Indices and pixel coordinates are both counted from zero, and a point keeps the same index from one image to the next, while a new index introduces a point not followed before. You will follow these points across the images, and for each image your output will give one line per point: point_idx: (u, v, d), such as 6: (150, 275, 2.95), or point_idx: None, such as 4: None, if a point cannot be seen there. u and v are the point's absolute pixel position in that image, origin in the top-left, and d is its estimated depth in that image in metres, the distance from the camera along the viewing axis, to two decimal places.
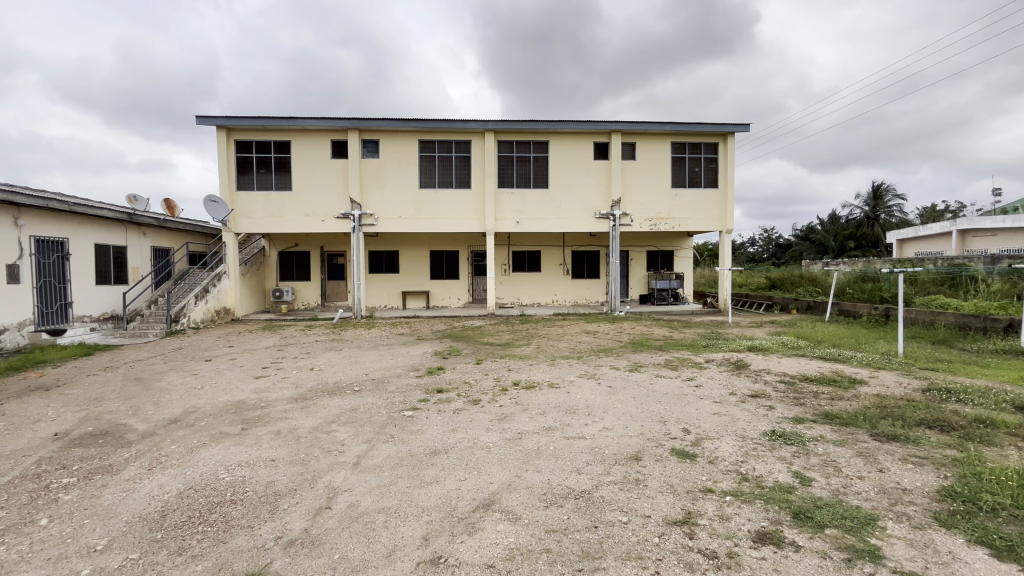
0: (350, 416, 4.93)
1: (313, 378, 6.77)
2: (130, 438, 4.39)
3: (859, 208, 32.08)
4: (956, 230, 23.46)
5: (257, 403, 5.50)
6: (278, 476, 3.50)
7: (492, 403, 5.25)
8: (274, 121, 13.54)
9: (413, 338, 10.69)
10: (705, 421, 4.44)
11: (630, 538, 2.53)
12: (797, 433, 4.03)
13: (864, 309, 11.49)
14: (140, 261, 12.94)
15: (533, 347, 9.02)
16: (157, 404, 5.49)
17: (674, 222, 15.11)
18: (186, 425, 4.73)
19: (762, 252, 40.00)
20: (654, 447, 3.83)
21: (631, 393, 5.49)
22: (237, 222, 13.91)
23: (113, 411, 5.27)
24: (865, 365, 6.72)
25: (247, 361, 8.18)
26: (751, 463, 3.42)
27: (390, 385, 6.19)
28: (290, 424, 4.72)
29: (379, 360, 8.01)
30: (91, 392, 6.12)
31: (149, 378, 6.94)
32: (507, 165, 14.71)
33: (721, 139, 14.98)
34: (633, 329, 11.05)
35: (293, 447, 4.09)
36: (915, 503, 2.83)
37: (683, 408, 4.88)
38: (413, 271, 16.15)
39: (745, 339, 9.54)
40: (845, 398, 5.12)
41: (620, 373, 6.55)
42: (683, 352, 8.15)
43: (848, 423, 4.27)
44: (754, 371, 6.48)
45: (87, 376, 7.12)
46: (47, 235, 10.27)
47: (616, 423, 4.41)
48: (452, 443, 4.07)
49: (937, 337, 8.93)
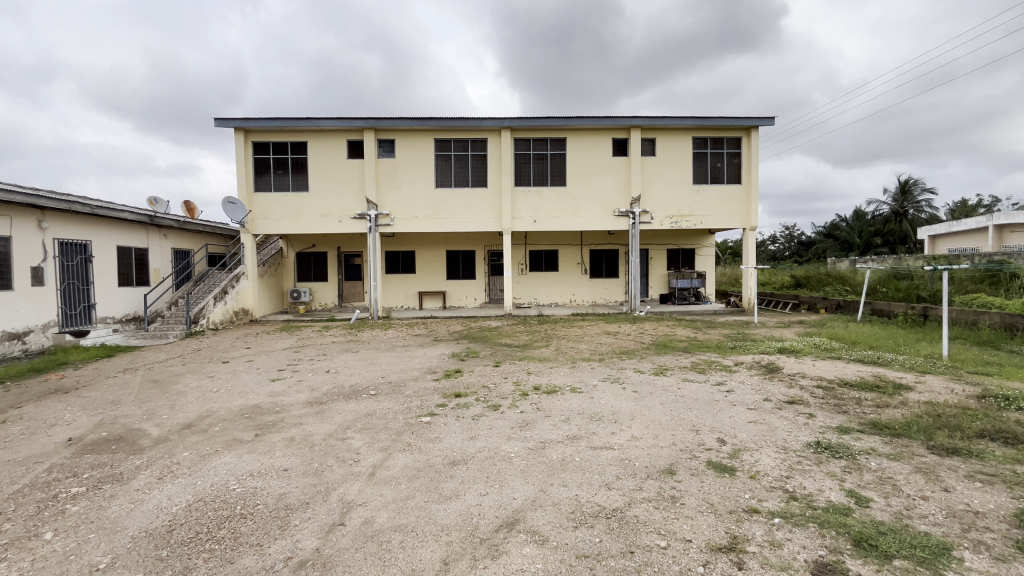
0: (366, 422, 4.77)
1: (329, 381, 6.64)
2: (141, 444, 4.28)
3: (885, 204, 31.10)
4: (992, 225, 22.52)
5: (272, 408, 5.37)
6: (290, 488, 3.33)
7: (513, 409, 5.03)
8: (291, 122, 13.53)
9: (430, 339, 10.56)
10: (742, 430, 4.15)
11: (670, 567, 2.29)
12: (844, 445, 3.72)
13: (899, 308, 10.93)
14: (162, 263, 13.08)
15: (552, 349, 8.78)
16: (172, 408, 5.40)
17: (697, 219, 14.65)
18: (198, 431, 4.61)
19: (784, 250, 38.93)
20: (688, 459, 3.56)
21: (659, 399, 5.20)
22: (255, 223, 13.97)
23: (128, 415, 5.20)
24: (908, 369, 6.32)
25: (263, 363, 8.12)
26: (797, 479, 3.14)
27: (406, 389, 6.00)
28: (305, 430, 4.57)
29: (396, 362, 7.87)
30: (109, 394, 6.10)
31: (166, 380, 6.89)
32: (524, 164, 14.47)
33: (744, 134, 14.52)
34: (656, 330, 10.73)
35: (306, 456, 3.92)
36: (991, 530, 2.52)
37: (715, 415, 4.58)
38: (428, 271, 16.03)
39: (774, 340, 9.16)
40: (893, 406, 4.75)
41: (645, 377, 6.26)
42: (710, 354, 7.83)
43: (900, 434, 3.94)
44: (788, 375, 6.14)
45: (105, 378, 7.10)
46: (71, 238, 10.42)
47: (645, 432, 4.15)
48: (472, 452, 3.86)
49: (981, 338, 8.45)
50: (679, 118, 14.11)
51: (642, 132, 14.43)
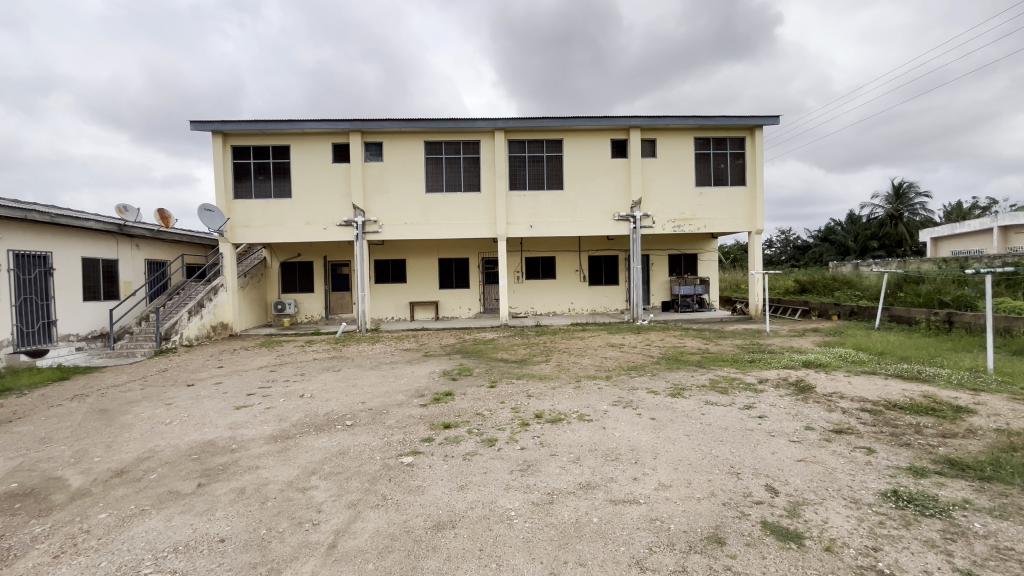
0: (336, 464, 3.96)
1: (300, 409, 5.80)
2: (52, 502, 3.46)
3: (880, 207, 30.81)
4: (996, 226, 22.10)
5: (227, 446, 4.55)
6: (222, 572, 2.54)
7: (512, 445, 4.22)
8: (271, 125, 12.76)
9: (420, 354, 9.73)
10: (793, 473, 3.38)
11: None
12: (929, 496, 2.96)
13: (921, 314, 10.30)
14: (134, 275, 12.22)
15: (553, 364, 8.02)
16: (109, 448, 4.57)
17: (700, 222, 14.00)
18: (130, 481, 3.79)
19: (780, 254, 38.58)
20: (736, 520, 2.78)
21: (683, 429, 4.43)
22: (234, 231, 13.17)
23: (53, 458, 4.36)
24: (958, 387, 5.52)
25: (232, 386, 7.27)
26: (890, 555, 2.38)
27: (387, 419, 5.17)
28: (259, 478, 3.75)
29: (380, 384, 7.04)
30: (41, 430, 5.23)
31: (115, 409, 6.02)
32: (518, 166, 13.78)
33: (748, 133, 13.91)
34: (664, 342, 9.97)
35: (253, 517, 3.11)
36: None
37: (755, 452, 3.81)
38: (420, 280, 15.24)
39: (794, 350, 8.42)
40: (962, 437, 3.99)
41: (662, 400, 5.48)
42: (728, 369, 7.08)
43: (991, 477, 3.19)
44: (824, 395, 5.37)
45: (47, 407, 6.23)
46: (28, 250, 9.56)
47: (676, 478, 3.38)
48: (462, 510, 3.07)
49: (1020, 347, 7.73)
50: (680, 118, 13.50)
51: (642, 132, 13.80)
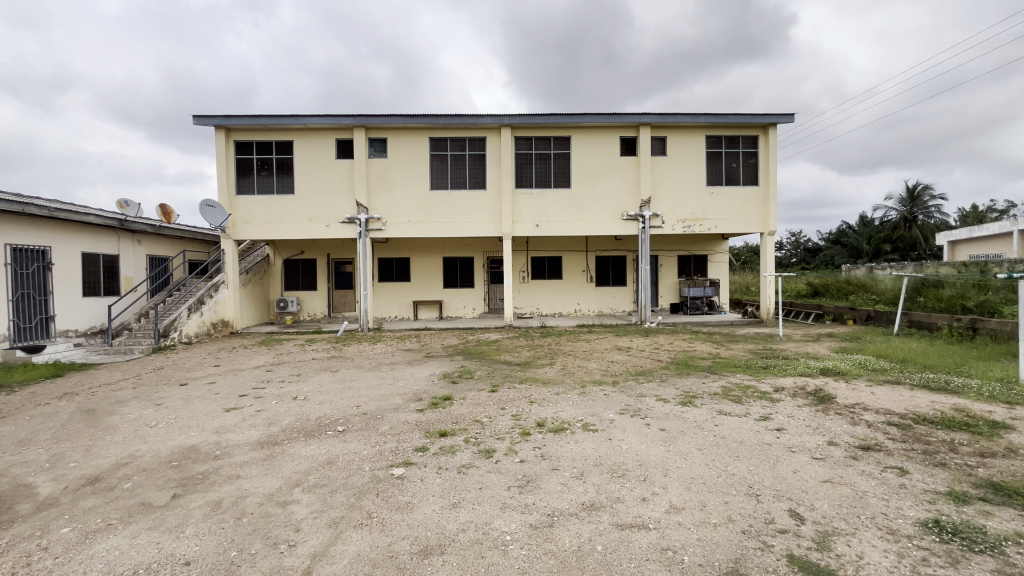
0: (321, 475, 3.70)
1: (292, 412, 5.55)
2: (16, 512, 3.22)
3: (895, 209, 30.14)
4: (1016, 230, 21.45)
5: (210, 452, 4.30)
6: None
7: (511, 457, 3.93)
8: (275, 120, 12.58)
9: (421, 355, 9.47)
10: (819, 497, 3.06)
11: None
12: (976, 528, 2.64)
13: (943, 320, 9.87)
14: (134, 270, 12.08)
15: (557, 368, 7.72)
16: (88, 453, 4.33)
17: (711, 223, 13.62)
18: (102, 490, 3.55)
19: (790, 257, 37.97)
20: (758, 553, 2.48)
21: (695, 442, 4.12)
22: (236, 228, 12.98)
23: (26, 463, 4.12)
24: (990, 400, 5.15)
25: (226, 386, 7.04)
26: None
27: (380, 425, 4.90)
28: (238, 489, 3.50)
29: (376, 386, 6.79)
30: (22, 431, 5.01)
31: (102, 410, 5.80)
32: (525, 163, 13.48)
33: (761, 131, 13.52)
34: (673, 346, 9.62)
35: (226, 535, 2.85)
36: None
37: (775, 470, 3.49)
38: (424, 279, 15.00)
39: (810, 357, 8.03)
40: (1002, 457, 3.65)
41: (673, 409, 5.16)
42: (741, 376, 6.74)
43: None
44: (846, 407, 5.02)
45: (33, 407, 6.02)
46: (25, 244, 9.40)
47: (689, 499, 3.08)
48: (453, 534, 2.79)
49: None
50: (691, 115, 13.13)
51: (652, 130, 13.45)
